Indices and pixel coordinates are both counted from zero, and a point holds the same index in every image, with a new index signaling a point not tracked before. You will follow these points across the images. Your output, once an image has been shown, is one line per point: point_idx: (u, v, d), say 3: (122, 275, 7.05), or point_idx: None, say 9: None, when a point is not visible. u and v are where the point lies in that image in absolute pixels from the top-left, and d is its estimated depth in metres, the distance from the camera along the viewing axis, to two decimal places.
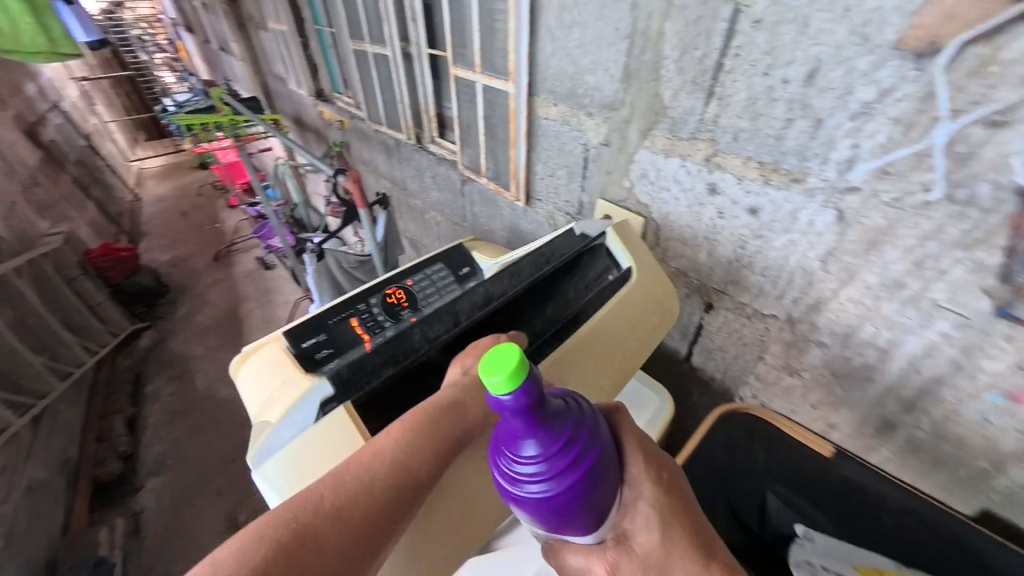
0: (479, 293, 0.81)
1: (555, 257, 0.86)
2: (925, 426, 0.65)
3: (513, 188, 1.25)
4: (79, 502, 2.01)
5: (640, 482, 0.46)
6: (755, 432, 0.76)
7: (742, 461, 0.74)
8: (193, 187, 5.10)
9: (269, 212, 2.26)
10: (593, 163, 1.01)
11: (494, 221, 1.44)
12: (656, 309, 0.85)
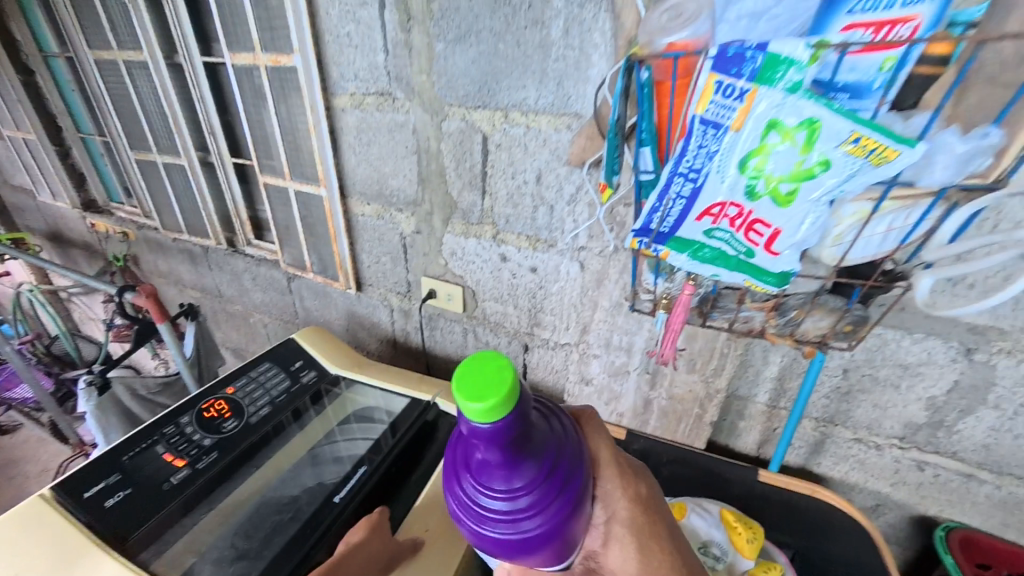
0: (339, 493, 0.81)
1: (401, 434, 0.91)
2: (665, 395, 0.95)
3: (341, 278, 1.30)
4: None
5: (617, 506, 0.47)
6: None
7: None
8: None
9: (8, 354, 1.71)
10: (410, 248, 1.17)
11: (329, 311, 1.46)
12: None
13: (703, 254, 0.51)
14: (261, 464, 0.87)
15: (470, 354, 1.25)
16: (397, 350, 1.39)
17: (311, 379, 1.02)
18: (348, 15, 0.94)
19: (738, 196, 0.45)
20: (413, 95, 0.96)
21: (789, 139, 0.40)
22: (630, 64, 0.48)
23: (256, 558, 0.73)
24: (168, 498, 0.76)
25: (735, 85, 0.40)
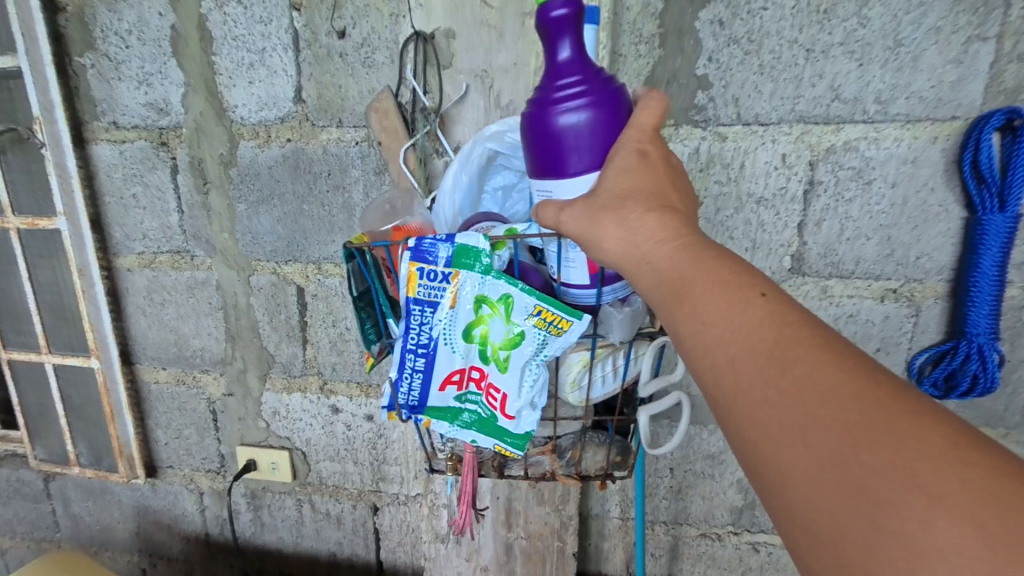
0: None
1: None
2: (523, 534, 0.88)
3: (122, 467, 1.01)
4: None
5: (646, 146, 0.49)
6: None
7: None
8: None
9: None
10: (222, 414, 1.00)
11: (111, 512, 1.11)
12: None
13: (460, 418, 0.53)
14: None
15: (308, 529, 1.03)
16: (212, 546, 1.08)
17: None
18: (134, 179, 0.89)
19: (474, 359, 0.52)
20: (214, 252, 0.91)
21: (496, 310, 0.50)
22: (351, 249, 0.54)
23: None
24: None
25: (436, 270, 0.49)
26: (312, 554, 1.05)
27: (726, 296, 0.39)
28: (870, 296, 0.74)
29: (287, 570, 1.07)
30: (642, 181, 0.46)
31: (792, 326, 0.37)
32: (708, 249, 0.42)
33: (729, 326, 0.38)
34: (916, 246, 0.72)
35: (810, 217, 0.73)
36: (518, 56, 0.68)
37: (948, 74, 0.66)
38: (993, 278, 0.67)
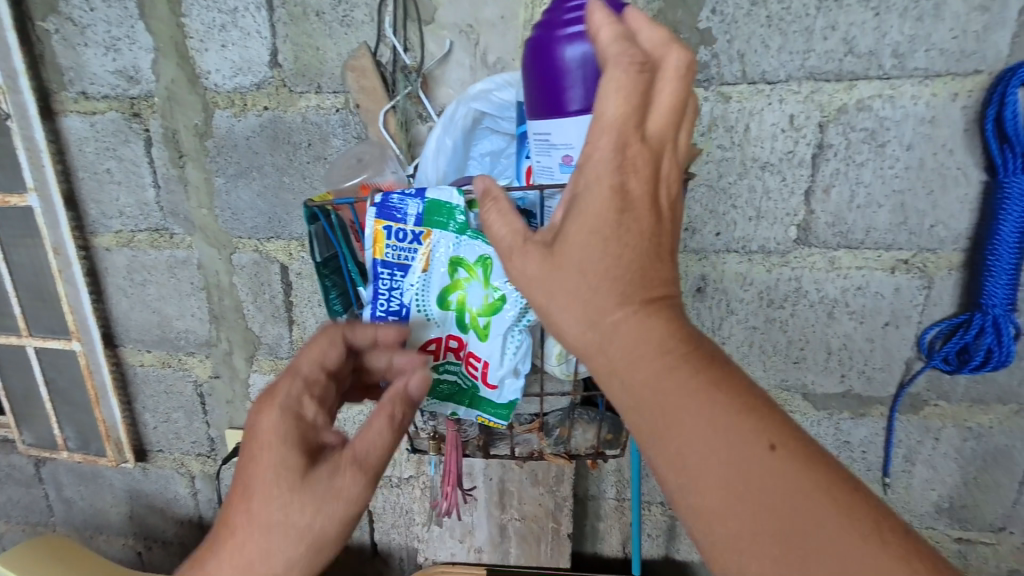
0: None
1: None
2: (517, 515, 0.86)
3: (110, 451, 1.00)
4: None
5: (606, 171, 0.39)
6: None
7: None
8: None
9: None
10: (210, 397, 0.97)
11: (103, 495, 1.10)
12: None
13: (437, 391, 0.51)
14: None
15: None
16: (206, 529, 1.07)
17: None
18: (107, 152, 0.85)
19: (453, 328, 0.50)
20: (194, 229, 0.87)
21: (473, 271, 0.49)
22: (314, 208, 0.51)
23: None
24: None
25: (405, 228, 0.49)
26: None
27: (700, 408, 0.37)
28: (880, 268, 0.70)
29: None
30: (601, 242, 0.39)
31: (778, 455, 0.36)
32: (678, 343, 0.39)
33: (714, 460, 0.36)
34: (931, 213, 0.67)
35: (818, 183, 0.69)
36: (506, 9, 0.62)
37: (973, 22, 0.61)
38: (1013, 245, 0.63)
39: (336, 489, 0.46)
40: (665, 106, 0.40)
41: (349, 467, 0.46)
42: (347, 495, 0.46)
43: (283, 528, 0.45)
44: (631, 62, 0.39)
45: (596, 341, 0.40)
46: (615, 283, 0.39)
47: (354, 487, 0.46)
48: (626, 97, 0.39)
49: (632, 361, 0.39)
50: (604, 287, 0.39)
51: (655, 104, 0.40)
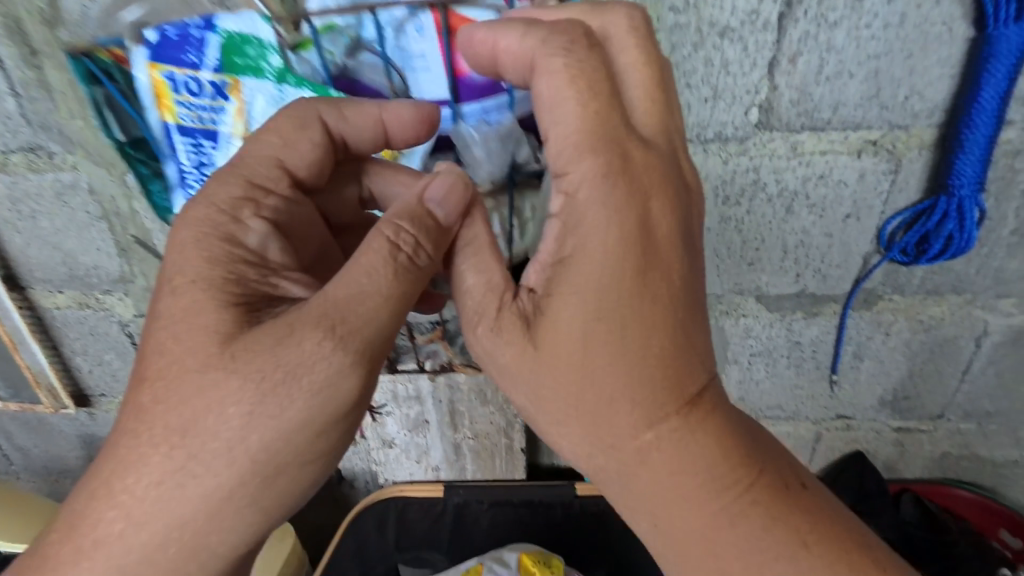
0: None
1: None
2: (470, 433, 0.85)
3: (45, 398, 0.95)
4: None
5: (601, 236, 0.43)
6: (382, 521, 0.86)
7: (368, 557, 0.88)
8: None
9: None
10: (141, 338, 0.91)
11: (57, 442, 1.07)
12: None
13: None
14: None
15: None
16: None
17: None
18: None
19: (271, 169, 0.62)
20: (73, 147, 0.74)
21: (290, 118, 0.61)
22: (79, 55, 0.66)
23: None
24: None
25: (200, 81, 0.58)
26: None
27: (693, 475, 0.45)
28: (845, 152, 0.63)
29: None
30: (595, 322, 0.43)
31: (756, 496, 0.46)
32: (685, 427, 0.45)
33: (732, 531, 0.45)
34: (907, 81, 0.59)
35: (783, 51, 0.59)
36: None
37: None
38: (991, 113, 0.56)
39: (292, 337, 0.44)
40: (641, 111, 0.46)
41: (316, 315, 0.45)
42: (306, 346, 0.44)
43: (224, 348, 0.44)
44: (578, 39, 0.45)
45: (628, 460, 0.45)
46: (628, 390, 0.44)
47: (313, 333, 0.44)
48: (595, 105, 0.44)
49: (660, 473, 0.45)
50: (599, 347, 0.44)
51: (633, 99, 0.46)
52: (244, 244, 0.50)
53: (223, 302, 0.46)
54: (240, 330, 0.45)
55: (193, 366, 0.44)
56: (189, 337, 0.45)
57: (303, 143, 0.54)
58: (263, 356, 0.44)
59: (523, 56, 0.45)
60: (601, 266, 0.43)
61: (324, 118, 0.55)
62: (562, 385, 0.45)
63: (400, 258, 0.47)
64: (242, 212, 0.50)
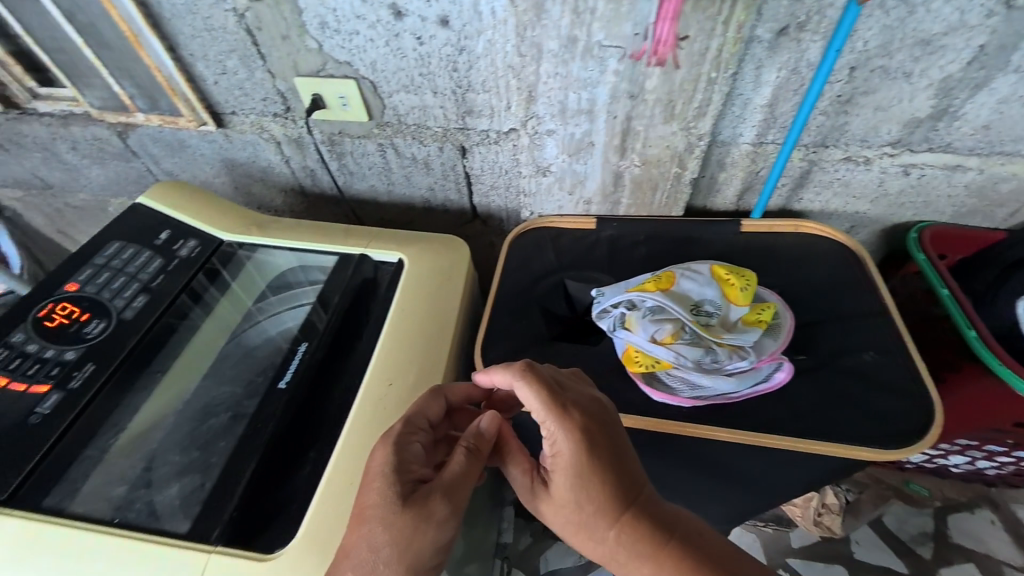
0: (308, 371, 0.63)
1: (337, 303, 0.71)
2: (637, 161, 0.77)
3: (185, 109, 0.92)
4: None
5: (561, 441, 0.53)
6: (540, 239, 0.84)
7: (535, 269, 0.80)
8: None
9: None
10: (261, 34, 0.79)
11: (200, 168, 1.07)
12: (447, 278, 0.74)
13: None
14: (162, 382, 0.65)
15: (397, 177, 0.98)
16: (309, 197, 1.08)
17: (216, 296, 0.75)
18: None
19: None
20: None
21: None
22: None
23: (206, 468, 0.59)
24: (32, 445, 0.55)
25: None
26: (407, 201, 1.03)
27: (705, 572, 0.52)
28: None
29: (384, 221, 1.09)
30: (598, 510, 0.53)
31: None
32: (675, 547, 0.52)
33: None
34: None
35: None
36: None
37: None
38: None
39: (428, 504, 0.50)
40: (571, 378, 0.58)
41: (438, 488, 0.51)
42: (433, 512, 0.49)
43: (392, 516, 0.48)
44: (527, 365, 0.56)
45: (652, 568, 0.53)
46: (607, 513, 0.52)
47: (443, 511, 0.50)
48: (546, 386, 0.54)
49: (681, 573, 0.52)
50: (600, 519, 0.52)
51: (561, 377, 0.57)
52: (408, 453, 0.53)
53: (387, 483, 0.50)
54: (402, 504, 0.49)
55: (368, 537, 0.48)
56: (369, 500, 0.49)
57: (435, 402, 0.58)
58: (403, 526, 0.48)
59: (510, 381, 0.56)
60: (572, 477, 0.53)
61: (448, 390, 0.60)
62: (573, 519, 0.54)
63: (471, 453, 0.54)
64: (413, 439, 0.55)
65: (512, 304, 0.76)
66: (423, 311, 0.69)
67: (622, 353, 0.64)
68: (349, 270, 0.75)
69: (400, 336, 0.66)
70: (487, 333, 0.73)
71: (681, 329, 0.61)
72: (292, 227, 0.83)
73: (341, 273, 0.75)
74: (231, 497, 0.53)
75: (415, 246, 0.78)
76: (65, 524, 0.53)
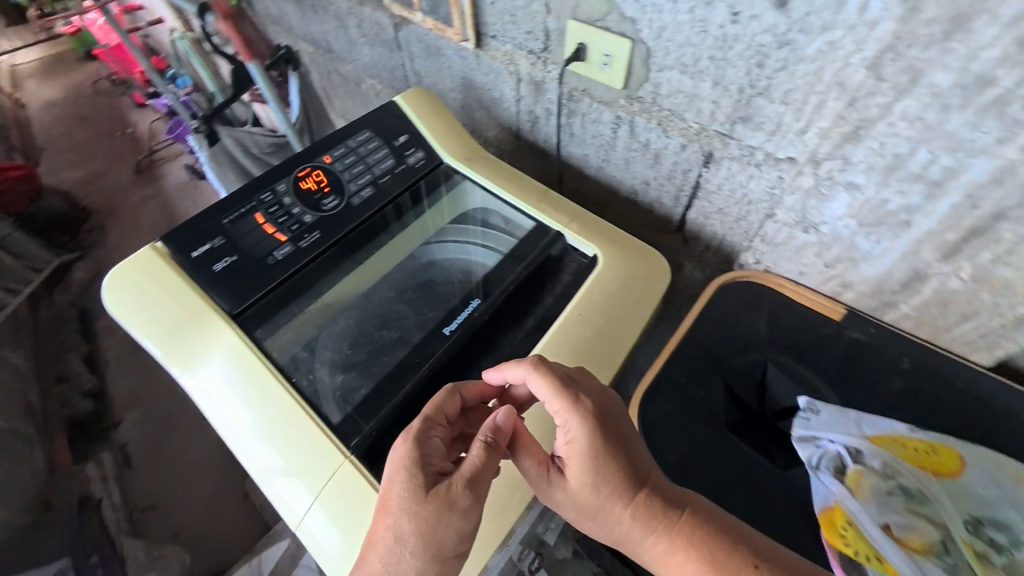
0: (469, 325, 0.68)
1: (519, 271, 0.73)
2: (962, 275, 0.57)
3: (457, 22, 0.93)
4: (59, 444, 1.74)
5: (572, 426, 0.51)
6: (754, 303, 0.72)
7: (739, 332, 0.70)
8: (68, 79, 3.93)
9: (179, 109, 1.78)
10: None
11: (442, 78, 1.11)
12: (631, 297, 0.71)
13: None
14: (358, 266, 0.76)
15: (616, 157, 0.87)
16: (521, 142, 1.06)
17: (413, 218, 0.82)
18: None
19: None
20: None
21: None
22: None
23: (365, 374, 0.67)
24: (270, 274, 0.69)
25: None
26: (613, 185, 0.93)
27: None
28: None
29: (580, 194, 1.02)
30: (607, 493, 0.50)
31: None
32: (691, 543, 0.48)
33: None
34: None
35: None
36: None
37: None
38: None
39: (449, 495, 0.48)
40: (580, 373, 0.56)
41: (456, 478, 0.49)
42: (453, 500, 0.48)
43: (415, 506, 0.48)
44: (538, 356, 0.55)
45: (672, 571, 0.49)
46: (616, 494, 0.50)
47: (466, 501, 0.48)
48: (561, 379, 0.53)
49: None
50: (617, 503, 0.50)
51: (572, 371, 0.56)
52: (428, 446, 0.52)
53: (409, 474, 0.49)
54: (425, 494, 0.48)
55: (393, 526, 0.47)
56: (395, 490, 0.48)
57: (453, 399, 0.56)
58: (422, 512, 0.47)
59: (523, 373, 0.55)
60: (589, 465, 0.50)
61: (462, 389, 0.57)
62: (587, 504, 0.51)
63: (490, 447, 0.50)
64: (433, 433, 0.53)
65: (695, 363, 0.68)
66: (594, 325, 0.67)
67: (826, 511, 0.53)
68: (542, 246, 0.76)
69: (566, 341, 0.65)
70: (655, 376, 0.67)
71: (937, 548, 0.50)
72: (504, 176, 0.85)
73: (534, 244, 0.76)
74: (377, 418, 0.61)
75: (613, 248, 0.75)
76: (264, 360, 0.64)
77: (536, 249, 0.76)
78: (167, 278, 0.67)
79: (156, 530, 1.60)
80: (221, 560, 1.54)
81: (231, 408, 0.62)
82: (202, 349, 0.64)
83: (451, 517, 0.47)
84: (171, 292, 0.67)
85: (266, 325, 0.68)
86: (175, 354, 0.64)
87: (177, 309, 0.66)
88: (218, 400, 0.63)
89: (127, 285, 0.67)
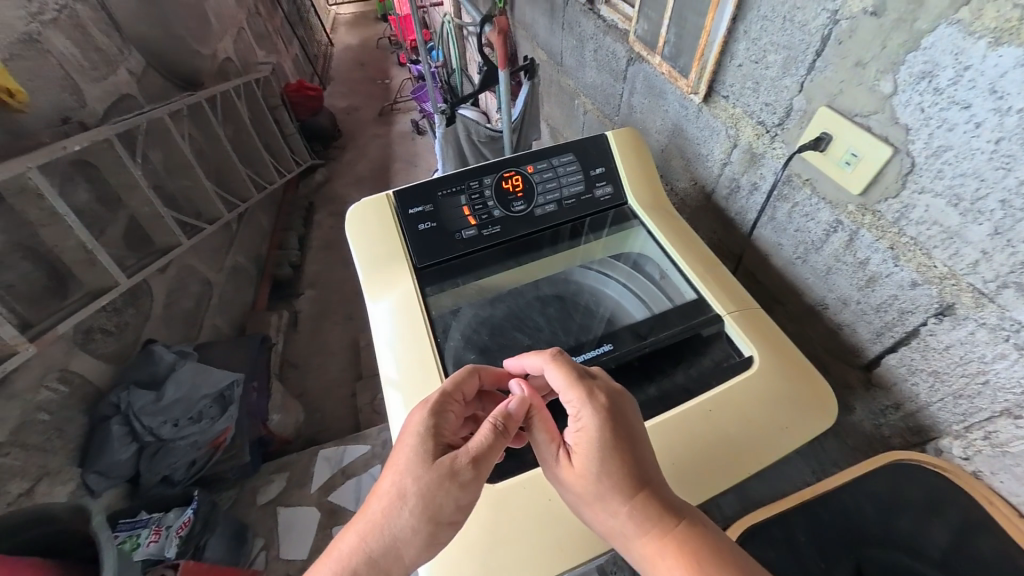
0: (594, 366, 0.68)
1: (666, 332, 0.71)
2: None
3: (692, 75, 0.90)
4: (262, 291, 2.33)
5: (585, 413, 0.49)
6: (940, 504, 0.57)
7: (902, 528, 0.57)
8: (364, 32, 5.05)
9: (429, 79, 2.14)
10: (835, 48, 0.64)
11: (654, 117, 1.11)
12: (776, 416, 0.62)
13: None
14: (518, 266, 0.83)
15: (817, 260, 0.76)
16: (711, 203, 1.00)
17: (577, 243, 0.86)
18: None
19: None
20: None
21: None
22: None
23: (490, 360, 0.73)
24: (452, 247, 0.79)
25: None
26: (800, 287, 0.82)
27: None
28: None
29: (757, 280, 0.92)
30: (610, 488, 0.47)
31: None
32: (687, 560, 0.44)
33: None
34: None
35: None
36: None
37: None
38: None
39: (453, 467, 0.48)
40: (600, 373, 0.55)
41: (461, 453, 0.49)
42: (455, 471, 0.48)
43: (421, 469, 0.49)
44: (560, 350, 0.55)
45: None
46: (619, 489, 0.47)
47: (468, 475, 0.48)
48: (580, 371, 0.52)
49: None
50: (620, 498, 0.47)
51: (593, 370, 0.55)
52: (442, 418, 0.53)
53: (420, 440, 0.51)
54: (431, 460, 0.49)
55: (397, 483, 0.49)
56: (404, 451, 0.50)
57: (472, 379, 0.58)
58: (424, 478, 0.48)
59: (545, 360, 0.55)
60: (594, 456, 0.47)
61: (482, 371, 0.59)
62: (585, 495, 0.48)
63: (498, 429, 0.50)
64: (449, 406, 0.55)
65: (823, 529, 0.58)
66: (726, 429, 0.60)
67: None
68: (693, 319, 0.72)
69: (685, 428, 0.60)
70: (766, 518, 0.59)
71: None
72: (679, 234, 0.82)
73: (687, 315, 0.73)
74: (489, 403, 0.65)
75: (778, 358, 0.67)
76: (425, 323, 0.72)
77: (687, 320, 0.72)
78: (390, 226, 0.80)
79: (291, 384, 2.06)
80: (319, 433, 1.89)
81: (391, 347, 0.70)
82: (389, 291, 0.75)
83: (452, 490, 0.48)
84: (394, 237, 0.79)
85: (436, 286, 0.78)
86: (376, 284, 0.76)
87: (374, 254, 0.78)
88: (382, 335, 0.72)
89: (362, 219, 0.80)
